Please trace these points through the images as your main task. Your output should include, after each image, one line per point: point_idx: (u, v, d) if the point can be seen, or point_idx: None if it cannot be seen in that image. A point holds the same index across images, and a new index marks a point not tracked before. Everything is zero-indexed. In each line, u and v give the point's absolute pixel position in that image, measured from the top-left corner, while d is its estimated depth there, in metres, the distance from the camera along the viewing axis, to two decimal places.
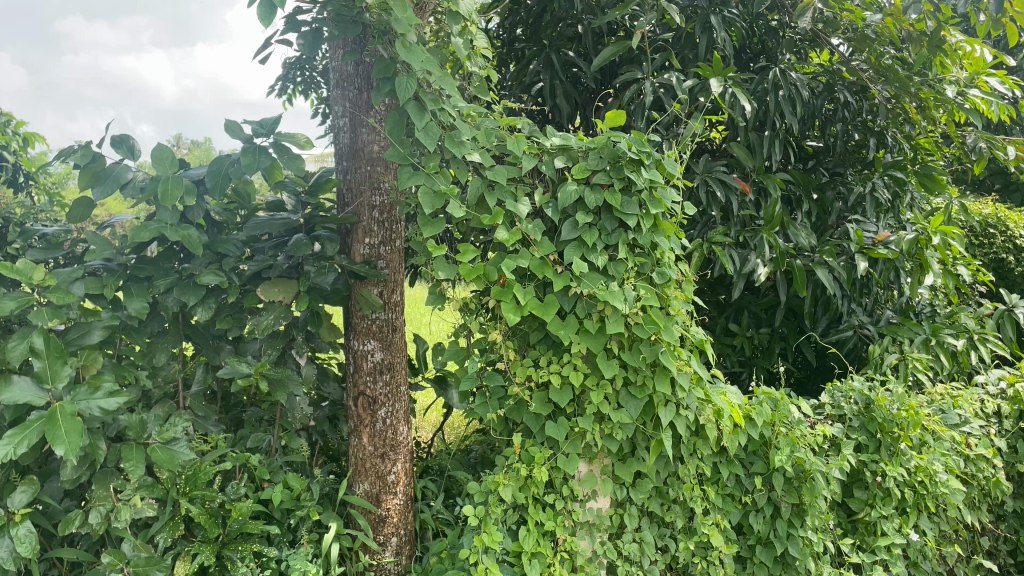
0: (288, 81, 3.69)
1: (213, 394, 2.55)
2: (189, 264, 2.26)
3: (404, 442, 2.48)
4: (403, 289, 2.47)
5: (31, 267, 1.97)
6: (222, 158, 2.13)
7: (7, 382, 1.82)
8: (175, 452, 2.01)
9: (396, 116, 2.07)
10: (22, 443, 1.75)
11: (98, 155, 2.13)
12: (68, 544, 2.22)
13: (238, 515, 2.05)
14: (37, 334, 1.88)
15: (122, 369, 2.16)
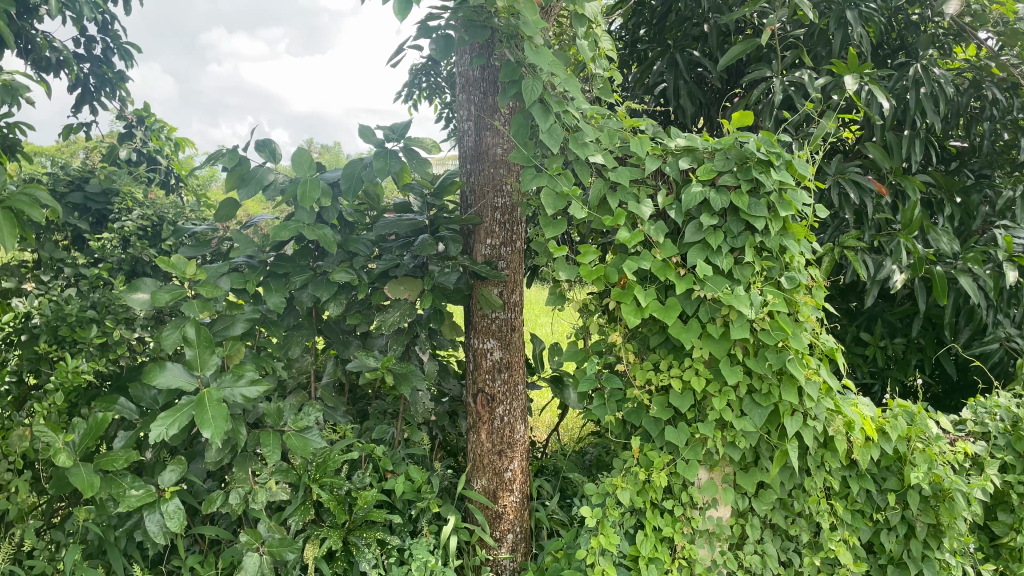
0: (414, 87, 3.81)
1: (341, 386, 2.67)
2: (323, 263, 2.38)
3: (521, 440, 2.51)
4: (522, 289, 2.50)
5: (184, 262, 2.12)
6: (355, 161, 2.22)
7: (163, 368, 1.97)
8: (308, 440, 2.12)
9: (521, 118, 2.10)
10: (174, 424, 1.90)
11: (243, 158, 2.28)
12: (209, 522, 2.37)
13: (364, 503, 2.13)
14: (190, 324, 2.03)
15: (261, 359, 2.29)
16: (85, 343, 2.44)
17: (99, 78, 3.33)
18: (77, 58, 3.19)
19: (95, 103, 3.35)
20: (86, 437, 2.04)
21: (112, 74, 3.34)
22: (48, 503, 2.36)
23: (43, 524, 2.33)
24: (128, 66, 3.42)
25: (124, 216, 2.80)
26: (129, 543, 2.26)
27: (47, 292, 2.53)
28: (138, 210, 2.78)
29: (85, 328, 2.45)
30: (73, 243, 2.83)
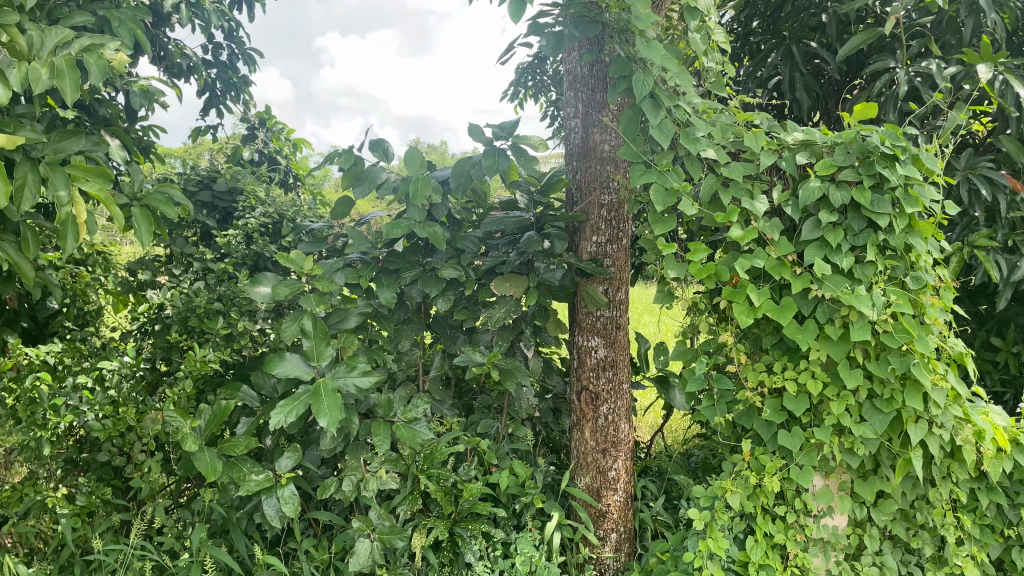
0: (520, 85, 3.83)
1: (447, 381, 2.71)
2: (432, 259, 2.43)
3: (625, 439, 2.48)
4: (628, 286, 2.46)
5: (302, 257, 2.21)
6: (464, 159, 2.26)
7: (283, 357, 2.06)
8: (417, 431, 2.16)
9: (631, 113, 2.08)
10: (292, 412, 1.99)
11: (359, 158, 2.36)
12: (323, 507, 2.46)
13: (470, 495, 2.16)
14: (308, 317, 2.13)
15: (373, 352, 2.36)
16: (211, 334, 2.58)
17: (224, 83, 3.51)
18: (205, 64, 3.37)
19: (221, 107, 3.54)
20: (211, 422, 2.16)
21: (236, 79, 3.52)
22: (178, 483, 2.51)
23: (173, 502, 2.48)
24: (251, 70, 3.59)
25: (247, 214, 2.95)
26: (249, 524, 2.37)
27: (178, 285, 2.70)
28: (260, 208, 2.92)
29: (212, 319, 2.58)
30: (201, 240, 2.99)
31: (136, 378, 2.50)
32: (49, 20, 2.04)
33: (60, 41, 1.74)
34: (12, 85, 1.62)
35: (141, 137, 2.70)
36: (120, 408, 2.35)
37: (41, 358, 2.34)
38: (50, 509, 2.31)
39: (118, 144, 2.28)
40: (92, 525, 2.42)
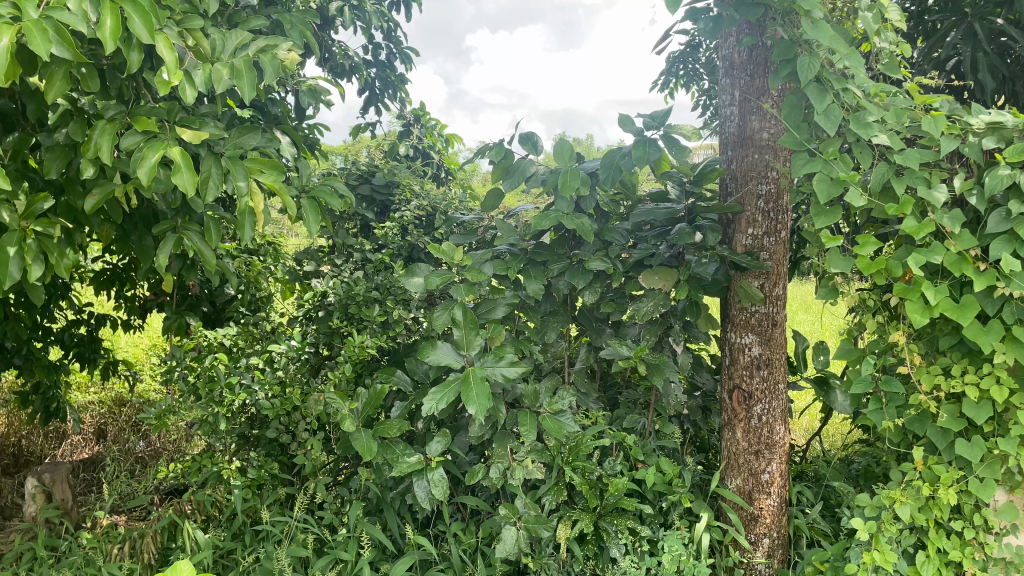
0: (671, 75, 3.74)
1: (593, 373, 2.70)
2: (580, 251, 2.41)
3: (780, 442, 2.37)
4: (786, 282, 2.34)
5: (453, 248, 2.27)
6: (614, 150, 2.23)
7: (434, 345, 2.13)
8: (563, 423, 2.16)
9: (794, 99, 1.99)
10: (443, 399, 2.05)
11: (509, 152, 2.40)
12: (470, 493, 2.51)
13: (615, 490, 2.13)
14: (458, 306, 2.18)
15: (519, 343, 2.37)
16: (369, 321, 2.68)
17: (383, 82, 3.66)
18: (366, 64, 3.52)
19: (380, 104, 3.69)
20: (368, 405, 2.27)
21: (394, 77, 3.66)
22: (337, 462, 2.64)
23: (332, 480, 2.61)
24: (408, 69, 3.72)
25: (403, 207, 3.06)
26: (401, 504, 2.46)
27: (339, 275, 2.85)
28: (415, 201, 3.02)
29: (369, 306, 2.70)
30: (360, 232, 3.14)
31: (301, 361, 2.66)
32: (229, 24, 2.19)
33: (239, 44, 1.87)
34: (199, 85, 1.76)
35: (307, 133, 2.86)
36: (286, 388, 2.51)
37: (218, 340, 2.54)
38: (225, 479, 2.52)
39: (290, 141, 2.42)
40: (261, 497, 2.61)
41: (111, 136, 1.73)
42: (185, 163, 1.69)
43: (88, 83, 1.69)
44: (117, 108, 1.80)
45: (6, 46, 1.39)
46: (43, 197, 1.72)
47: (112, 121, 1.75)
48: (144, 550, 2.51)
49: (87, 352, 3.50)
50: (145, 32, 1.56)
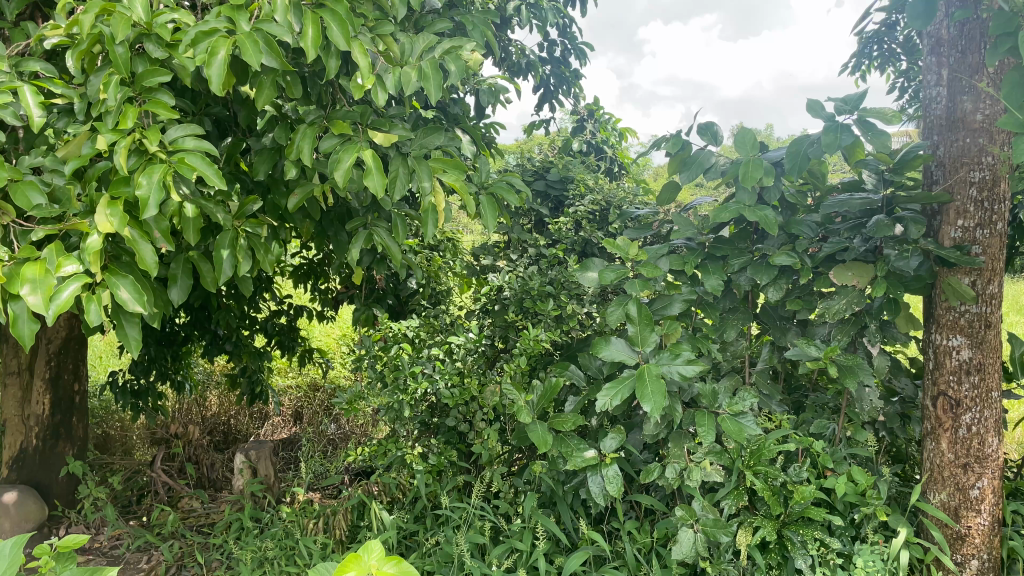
0: (864, 57, 3.48)
1: (776, 374, 2.57)
2: (763, 245, 2.30)
3: (993, 456, 2.14)
4: (1002, 279, 2.11)
5: (627, 243, 2.25)
6: (801, 138, 2.11)
7: (608, 340, 2.12)
8: (743, 425, 2.07)
9: (1017, 77, 1.79)
10: (617, 395, 2.04)
11: (686, 143, 2.34)
12: (644, 491, 2.47)
13: (801, 498, 2.02)
14: (633, 301, 2.15)
15: (697, 341, 2.29)
16: (543, 315, 2.69)
17: (558, 78, 3.67)
18: (541, 61, 3.55)
19: (555, 101, 3.71)
20: (542, 399, 2.29)
21: (569, 73, 3.66)
22: (512, 453, 2.69)
23: (507, 470, 2.66)
24: (582, 64, 3.72)
25: (578, 201, 3.05)
26: (575, 499, 2.47)
27: (515, 269, 2.88)
28: (590, 196, 3.00)
29: (545, 301, 2.71)
30: (535, 227, 3.18)
31: (479, 353, 2.74)
32: (416, 29, 2.28)
33: (426, 47, 1.94)
34: (389, 88, 1.84)
35: (485, 132, 2.93)
36: (465, 379, 2.60)
37: (402, 331, 2.68)
38: (409, 463, 2.64)
39: (471, 139, 2.48)
40: (441, 482, 2.71)
41: (311, 139, 1.85)
42: (376, 164, 1.77)
43: (292, 90, 1.81)
44: (316, 113, 1.92)
45: (224, 58, 1.52)
46: (252, 198, 1.87)
47: (312, 125, 1.88)
48: (336, 526, 2.66)
49: (287, 340, 3.80)
50: (341, 39, 1.65)
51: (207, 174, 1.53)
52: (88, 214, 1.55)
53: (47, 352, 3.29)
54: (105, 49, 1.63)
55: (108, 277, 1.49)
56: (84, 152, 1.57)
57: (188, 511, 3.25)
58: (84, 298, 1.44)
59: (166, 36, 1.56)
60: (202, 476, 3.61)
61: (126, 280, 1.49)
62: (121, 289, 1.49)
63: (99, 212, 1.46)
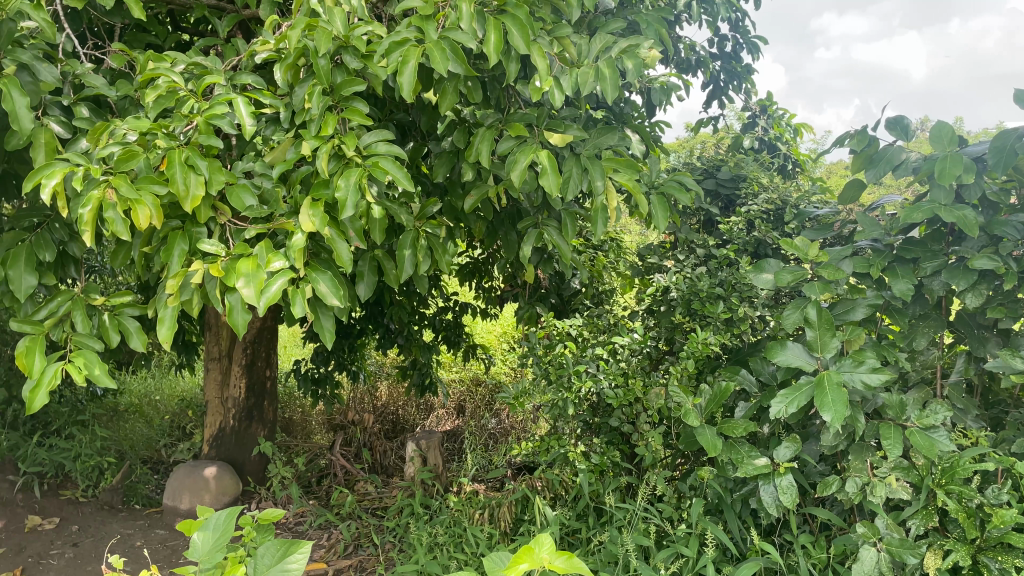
0: None
1: (972, 387, 2.37)
2: (960, 247, 2.13)
3: None
4: None
5: (807, 244, 2.17)
6: (1008, 131, 1.95)
7: (785, 345, 2.06)
8: (935, 440, 1.94)
9: None
10: (794, 402, 1.97)
11: (873, 139, 2.22)
12: (820, 505, 2.36)
13: (1001, 523, 1.85)
14: (812, 305, 2.07)
15: (883, 349, 2.16)
16: (712, 318, 2.63)
17: (729, 74, 3.58)
18: (711, 57, 3.47)
19: (724, 97, 3.61)
20: (712, 403, 2.26)
21: (740, 68, 3.56)
22: (675, 457, 2.66)
23: (672, 474, 2.62)
24: (755, 59, 3.60)
25: (751, 200, 2.96)
26: (744, 508, 2.40)
27: (682, 269, 2.82)
28: (763, 195, 2.90)
29: (714, 303, 2.64)
30: (703, 227, 3.11)
31: (643, 354, 2.73)
32: (590, 30, 2.30)
33: (602, 48, 1.95)
34: (566, 89, 1.87)
35: (653, 130, 2.90)
36: (630, 379, 2.59)
37: (566, 330, 2.71)
38: (572, 461, 2.67)
39: (641, 138, 2.46)
40: (604, 482, 2.72)
41: (489, 142, 1.91)
42: (551, 165, 1.79)
43: (472, 95, 1.88)
44: (493, 116, 1.97)
45: (414, 65, 1.60)
46: (433, 199, 1.95)
47: (490, 128, 1.94)
48: (500, 518, 2.75)
49: (453, 335, 3.95)
50: (522, 43, 1.69)
51: (398, 176, 1.62)
52: (293, 215, 1.69)
53: (244, 340, 3.60)
54: (307, 61, 1.77)
55: (310, 272, 1.61)
56: (289, 157, 1.70)
57: (363, 494, 3.45)
58: (290, 291, 1.57)
59: (362, 47, 1.66)
60: (375, 462, 3.79)
61: (325, 275, 1.61)
62: (320, 284, 1.60)
63: (303, 213, 1.58)
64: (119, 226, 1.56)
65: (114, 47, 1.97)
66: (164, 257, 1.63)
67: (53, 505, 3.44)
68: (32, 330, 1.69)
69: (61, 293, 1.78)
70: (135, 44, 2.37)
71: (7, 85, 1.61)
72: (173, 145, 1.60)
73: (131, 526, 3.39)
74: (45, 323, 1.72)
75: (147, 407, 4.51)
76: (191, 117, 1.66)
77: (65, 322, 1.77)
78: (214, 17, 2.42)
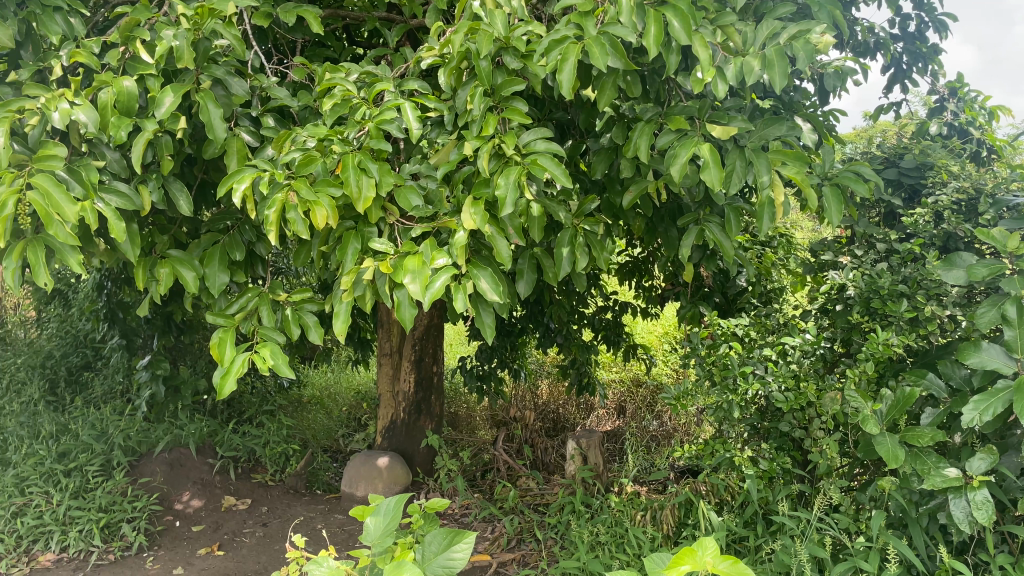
0: None
1: None
2: None
3: None
4: None
5: (1006, 235, 1.97)
6: None
7: (980, 345, 1.89)
8: None
9: None
10: (990, 409, 1.79)
11: None
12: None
13: None
14: (1011, 302, 1.87)
15: None
16: (895, 318, 2.45)
17: (912, 55, 3.31)
18: (893, 39, 3.23)
19: (907, 81, 3.35)
20: (893, 408, 2.11)
21: (926, 49, 3.29)
22: (853, 467, 2.48)
23: (849, 484, 2.46)
24: (943, 37, 3.31)
25: (939, 190, 2.73)
26: (932, 522, 2.21)
27: (860, 266, 2.66)
28: (954, 183, 2.65)
29: (896, 302, 2.45)
30: (884, 220, 2.90)
31: (816, 356, 2.59)
32: (756, 17, 2.20)
33: (769, 33, 1.85)
34: (730, 79, 1.81)
35: (825, 118, 2.74)
36: (801, 382, 2.46)
37: (732, 329, 2.61)
38: (738, 467, 2.57)
39: (811, 127, 2.34)
40: (773, 489, 2.59)
41: (648, 136, 1.88)
42: (713, 158, 1.73)
43: (631, 89, 1.85)
44: (653, 110, 1.94)
45: (574, 62, 1.60)
46: (591, 195, 1.94)
47: (649, 122, 1.91)
48: (663, 521, 2.70)
49: (612, 335, 3.93)
50: (683, 33, 1.64)
51: (556, 173, 1.62)
52: (456, 214, 1.74)
53: (413, 337, 3.77)
54: (470, 64, 1.82)
55: (472, 269, 1.65)
56: (452, 158, 1.76)
57: (526, 490, 3.51)
58: (453, 287, 1.61)
59: (522, 47, 1.68)
60: (537, 459, 3.85)
61: (486, 272, 1.65)
62: (481, 280, 1.64)
63: (465, 212, 1.63)
64: (300, 226, 1.67)
65: (296, 61, 2.12)
66: (339, 255, 1.74)
67: (246, 487, 3.75)
68: (225, 322, 1.85)
69: (250, 290, 1.94)
70: (315, 58, 2.55)
71: (204, 99, 1.79)
72: (347, 150, 1.70)
73: (313, 509, 3.63)
74: (236, 317, 1.88)
75: (327, 399, 4.83)
76: (363, 123, 1.76)
77: (253, 316, 1.93)
78: (385, 28, 2.55)
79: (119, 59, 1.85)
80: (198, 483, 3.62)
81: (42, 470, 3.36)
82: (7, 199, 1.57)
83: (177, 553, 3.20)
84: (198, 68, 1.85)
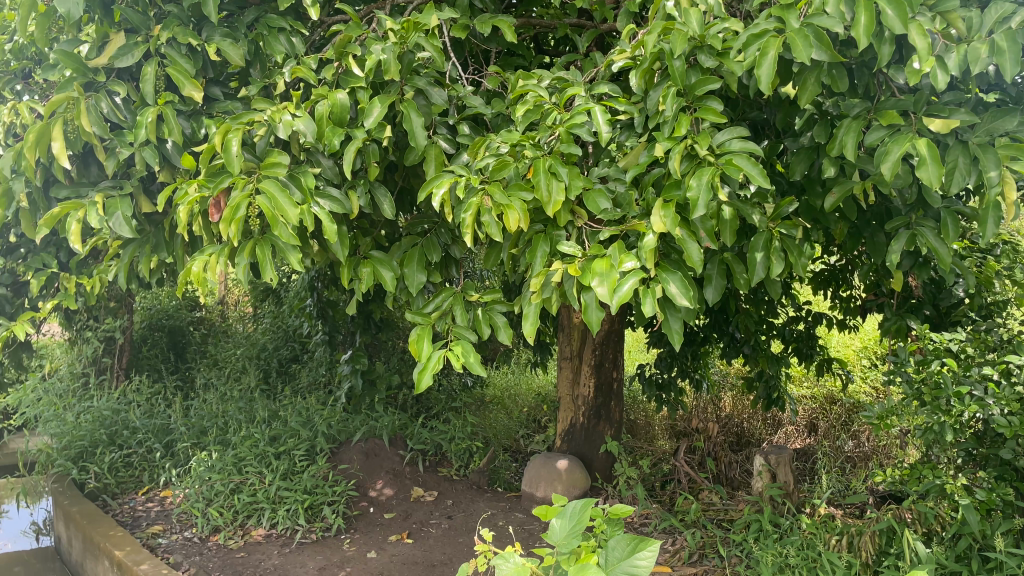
0: None
1: None
2: None
3: None
4: None
5: None
6: None
7: None
8: None
9: None
10: None
11: None
12: None
13: None
14: None
15: None
16: None
17: None
18: None
19: None
20: None
21: None
22: None
23: None
24: None
25: None
26: None
27: None
28: None
29: None
30: None
31: None
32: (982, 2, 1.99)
33: (1000, 17, 1.63)
34: (951, 69, 1.66)
35: None
36: None
37: (946, 345, 2.37)
38: (951, 495, 2.34)
39: None
40: (992, 522, 2.34)
41: (856, 133, 1.76)
42: (930, 154, 1.58)
43: (837, 83, 1.74)
44: (861, 105, 1.81)
45: (774, 56, 1.53)
46: (789, 197, 1.84)
47: (857, 118, 1.78)
48: (862, 547, 2.52)
49: (805, 348, 3.72)
50: (898, 22, 1.51)
51: (752, 174, 1.55)
52: (645, 217, 1.72)
53: (593, 341, 3.77)
54: (662, 65, 1.79)
55: (660, 273, 1.62)
56: (642, 160, 1.74)
57: (709, 504, 3.39)
58: (641, 291, 1.60)
59: (719, 45, 1.64)
60: (720, 473, 3.72)
61: (675, 276, 1.61)
62: (670, 284, 1.61)
63: (654, 213, 1.60)
64: (493, 228, 1.73)
65: (490, 69, 2.20)
66: (529, 257, 1.79)
67: (433, 479, 3.91)
68: (422, 320, 1.95)
69: (445, 290, 2.02)
70: (507, 67, 2.63)
71: (408, 108, 1.89)
72: (539, 154, 1.73)
73: (495, 506, 3.72)
74: (433, 315, 1.97)
75: (508, 399, 4.95)
76: (555, 128, 1.78)
77: (448, 315, 2.00)
78: (575, 34, 2.58)
79: (333, 73, 2.00)
80: (391, 473, 3.83)
81: (257, 452, 3.70)
82: (240, 201, 1.75)
83: (370, 538, 3.40)
84: (403, 79, 1.96)
